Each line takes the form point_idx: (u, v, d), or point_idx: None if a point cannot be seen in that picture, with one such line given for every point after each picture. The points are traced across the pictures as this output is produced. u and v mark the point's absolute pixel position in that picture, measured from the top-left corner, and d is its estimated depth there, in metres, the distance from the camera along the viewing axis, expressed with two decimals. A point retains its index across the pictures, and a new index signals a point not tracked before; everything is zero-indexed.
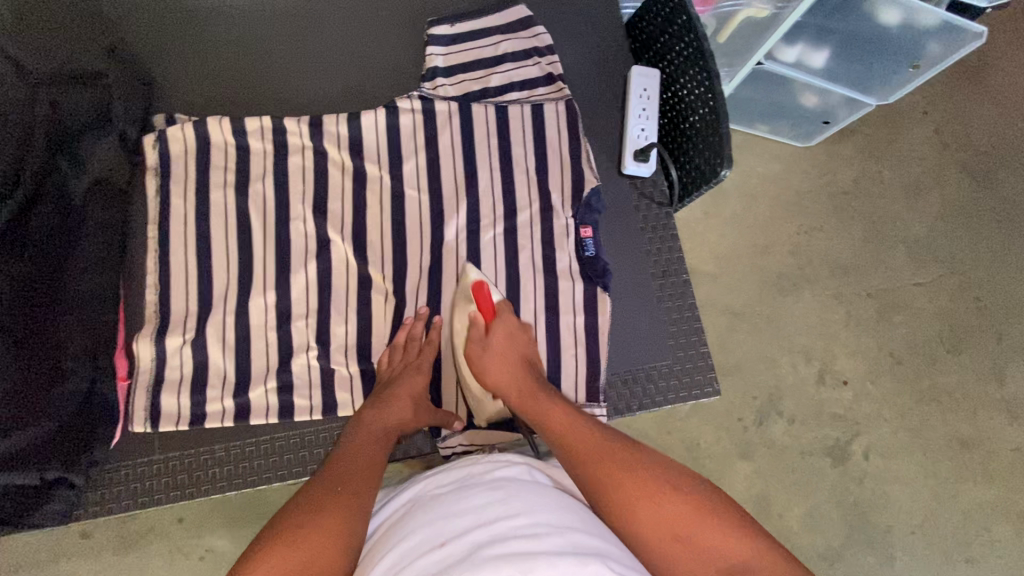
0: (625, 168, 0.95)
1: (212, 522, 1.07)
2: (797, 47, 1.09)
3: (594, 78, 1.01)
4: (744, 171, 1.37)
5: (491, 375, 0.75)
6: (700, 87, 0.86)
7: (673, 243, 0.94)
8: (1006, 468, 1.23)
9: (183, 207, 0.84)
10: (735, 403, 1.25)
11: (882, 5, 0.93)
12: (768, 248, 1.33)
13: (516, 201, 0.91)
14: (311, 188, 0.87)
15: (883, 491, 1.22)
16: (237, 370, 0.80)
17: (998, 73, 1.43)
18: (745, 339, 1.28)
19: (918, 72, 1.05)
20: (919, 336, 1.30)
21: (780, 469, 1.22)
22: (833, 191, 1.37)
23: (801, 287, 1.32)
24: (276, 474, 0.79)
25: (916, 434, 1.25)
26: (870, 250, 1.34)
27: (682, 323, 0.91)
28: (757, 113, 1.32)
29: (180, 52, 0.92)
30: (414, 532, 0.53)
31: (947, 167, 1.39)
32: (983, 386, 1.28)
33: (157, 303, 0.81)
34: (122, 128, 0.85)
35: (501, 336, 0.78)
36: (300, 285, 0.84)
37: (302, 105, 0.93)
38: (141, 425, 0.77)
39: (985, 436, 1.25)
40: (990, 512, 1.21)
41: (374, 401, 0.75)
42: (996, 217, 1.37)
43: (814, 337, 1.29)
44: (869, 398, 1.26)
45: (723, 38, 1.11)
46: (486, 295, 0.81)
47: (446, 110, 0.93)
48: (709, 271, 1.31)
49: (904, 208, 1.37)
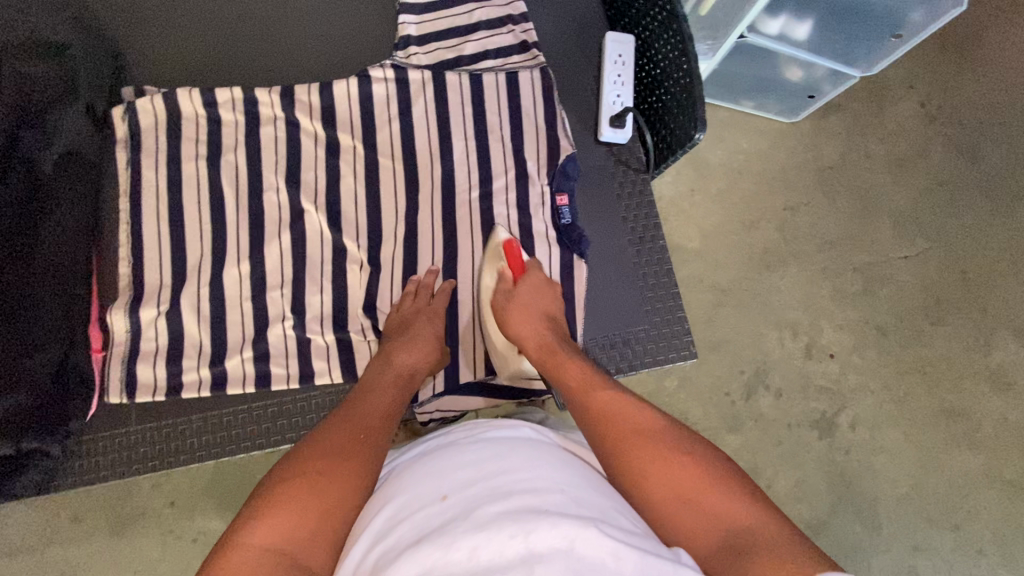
0: (601, 135, 0.94)
1: (204, 502, 1.08)
2: (780, 18, 1.08)
3: (570, 44, 1.00)
4: (729, 147, 1.37)
5: (514, 324, 0.78)
6: (674, 51, 0.86)
7: (650, 209, 0.94)
8: (990, 436, 1.25)
9: (155, 180, 0.84)
10: (722, 377, 1.26)
11: None
12: (753, 224, 1.34)
13: (491, 170, 0.91)
14: (285, 159, 0.87)
15: (868, 461, 1.23)
16: (213, 341, 0.80)
17: (984, 45, 1.43)
18: (730, 314, 1.29)
19: (901, 42, 1.05)
20: (903, 308, 1.31)
21: (767, 441, 1.24)
22: (818, 165, 1.37)
23: (787, 261, 1.32)
24: (254, 443, 0.79)
25: (901, 404, 1.26)
26: (856, 224, 1.35)
27: (660, 288, 0.91)
28: (743, 90, 1.32)
29: (151, 22, 0.91)
30: (414, 487, 0.55)
31: (933, 140, 1.39)
32: (967, 356, 1.29)
33: (131, 276, 0.81)
34: (89, 100, 0.84)
35: (528, 290, 0.81)
36: (274, 255, 0.83)
37: (273, 76, 0.92)
38: (118, 396, 0.77)
39: (969, 405, 1.27)
40: (974, 480, 1.23)
41: (396, 342, 0.77)
42: (983, 190, 1.37)
43: (801, 311, 1.30)
44: (854, 370, 1.28)
45: (706, 10, 1.10)
46: (515, 252, 0.84)
47: (420, 79, 0.92)
48: (695, 247, 1.32)
49: (890, 182, 1.37)
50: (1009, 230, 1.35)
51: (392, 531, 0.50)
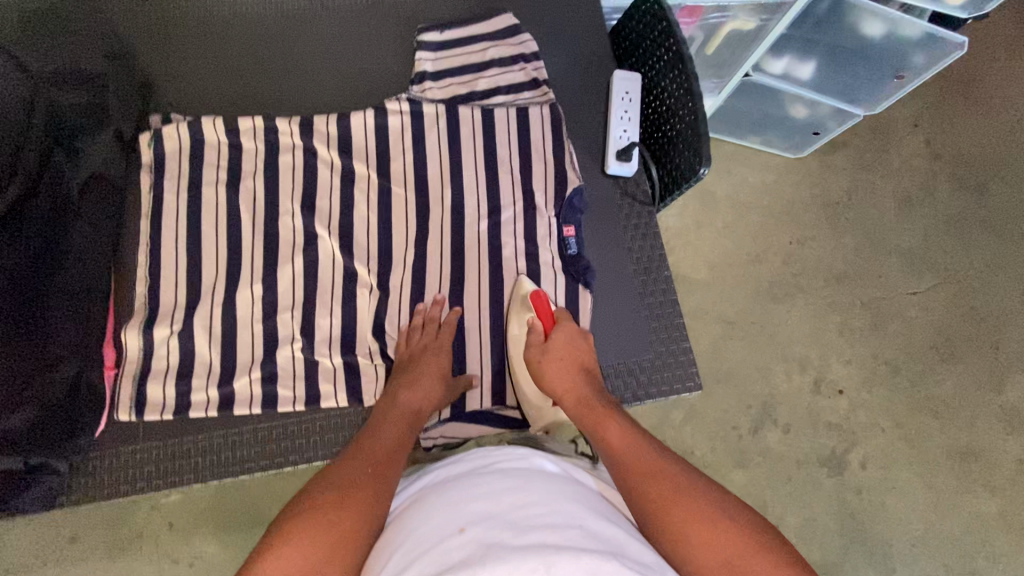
0: (607, 169, 0.97)
1: (202, 524, 1.08)
2: (783, 58, 1.15)
3: (579, 81, 1.03)
4: (736, 182, 1.40)
5: (549, 379, 0.78)
6: (679, 90, 0.90)
7: (655, 241, 0.95)
8: (1009, 480, 1.22)
9: (176, 203, 0.87)
10: (729, 410, 1.25)
11: (864, 19, 1.00)
12: (760, 255, 1.35)
13: (500, 200, 0.93)
14: (301, 185, 0.90)
15: (881, 502, 1.21)
16: (224, 361, 0.81)
17: (986, 85, 1.47)
18: (738, 346, 1.29)
19: (902, 82, 1.11)
20: (915, 345, 1.30)
21: (775, 479, 1.21)
22: (827, 202, 1.39)
23: (794, 293, 1.33)
24: (258, 465, 0.79)
25: (914, 444, 1.24)
26: (864, 257, 1.35)
27: (665, 319, 0.92)
28: (748, 126, 1.37)
29: (181, 56, 0.96)
30: (430, 518, 0.54)
31: (940, 175, 1.41)
32: (982, 395, 1.27)
33: (147, 295, 0.83)
34: (119, 126, 0.87)
35: (561, 341, 0.81)
36: (286, 278, 0.85)
37: (293, 107, 0.96)
38: (127, 413, 0.78)
39: (986, 447, 1.24)
40: (995, 526, 1.19)
41: (401, 380, 0.78)
42: (992, 226, 1.38)
43: (809, 344, 1.29)
44: (865, 408, 1.26)
45: (709, 50, 1.16)
46: (544, 303, 0.85)
47: (434, 112, 0.96)
48: (701, 277, 1.33)
49: (898, 216, 1.38)
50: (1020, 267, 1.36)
51: (408, 565, 0.50)
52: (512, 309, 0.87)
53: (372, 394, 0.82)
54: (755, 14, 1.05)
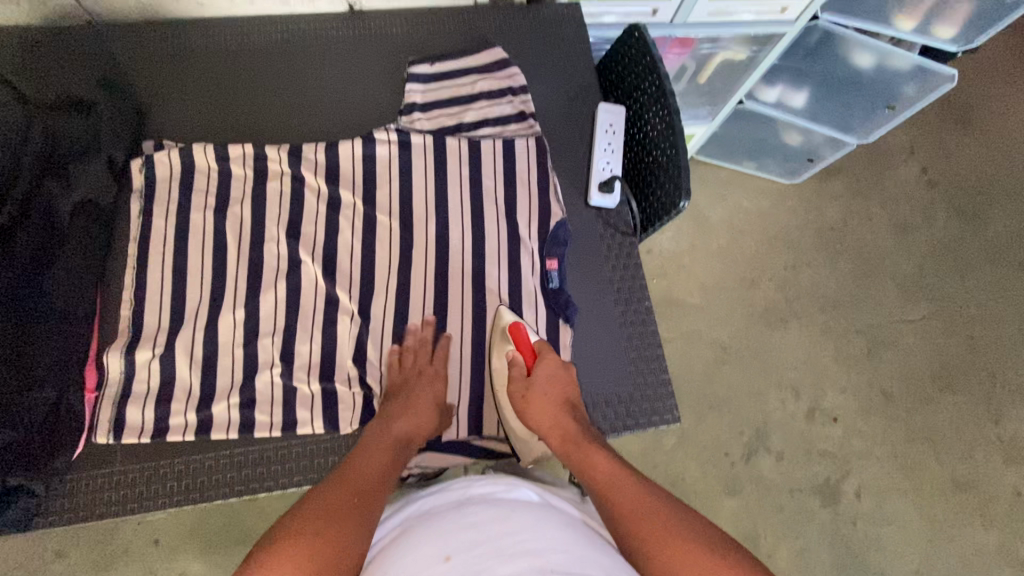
0: (590, 200, 0.98)
1: (186, 545, 1.26)
2: (776, 88, 1.59)
3: (565, 113, 1.05)
4: (721, 250, 1.84)
5: (535, 417, 0.80)
6: (661, 124, 0.92)
7: (636, 272, 0.96)
8: (990, 476, 1.67)
9: (165, 228, 0.88)
10: (722, 440, 1.67)
11: (854, 49, 1.41)
12: (747, 296, 1.80)
13: (483, 229, 0.95)
14: (287, 212, 0.91)
15: (880, 505, 1.63)
16: (203, 385, 0.82)
17: (948, 160, 1.95)
18: (732, 372, 1.73)
19: (893, 112, 1.53)
20: (907, 371, 1.75)
21: (769, 506, 1.62)
22: (826, 263, 1.84)
23: (787, 322, 1.78)
24: (231, 490, 0.80)
25: (916, 458, 1.68)
26: (851, 297, 1.81)
27: (644, 350, 0.93)
28: (746, 153, 1.86)
29: (176, 84, 0.98)
30: (417, 547, 0.57)
31: (923, 232, 1.88)
32: (972, 413, 1.72)
33: (131, 318, 0.84)
34: (110, 153, 0.89)
35: (544, 376, 0.83)
36: (268, 304, 0.86)
37: (282, 135, 0.98)
38: (104, 436, 0.78)
39: (973, 453, 1.69)
40: (966, 514, 1.63)
41: (395, 406, 0.79)
42: (982, 281, 1.85)
43: (801, 373, 1.74)
44: (862, 432, 1.69)
45: (705, 75, 1.54)
46: (523, 334, 0.86)
47: (421, 142, 0.98)
48: (696, 302, 1.79)
49: (892, 271, 1.84)
50: (1002, 309, 1.82)
51: None
52: (494, 340, 0.89)
53: (348, 421, 0.82)
54: (745, 46, 1.43)
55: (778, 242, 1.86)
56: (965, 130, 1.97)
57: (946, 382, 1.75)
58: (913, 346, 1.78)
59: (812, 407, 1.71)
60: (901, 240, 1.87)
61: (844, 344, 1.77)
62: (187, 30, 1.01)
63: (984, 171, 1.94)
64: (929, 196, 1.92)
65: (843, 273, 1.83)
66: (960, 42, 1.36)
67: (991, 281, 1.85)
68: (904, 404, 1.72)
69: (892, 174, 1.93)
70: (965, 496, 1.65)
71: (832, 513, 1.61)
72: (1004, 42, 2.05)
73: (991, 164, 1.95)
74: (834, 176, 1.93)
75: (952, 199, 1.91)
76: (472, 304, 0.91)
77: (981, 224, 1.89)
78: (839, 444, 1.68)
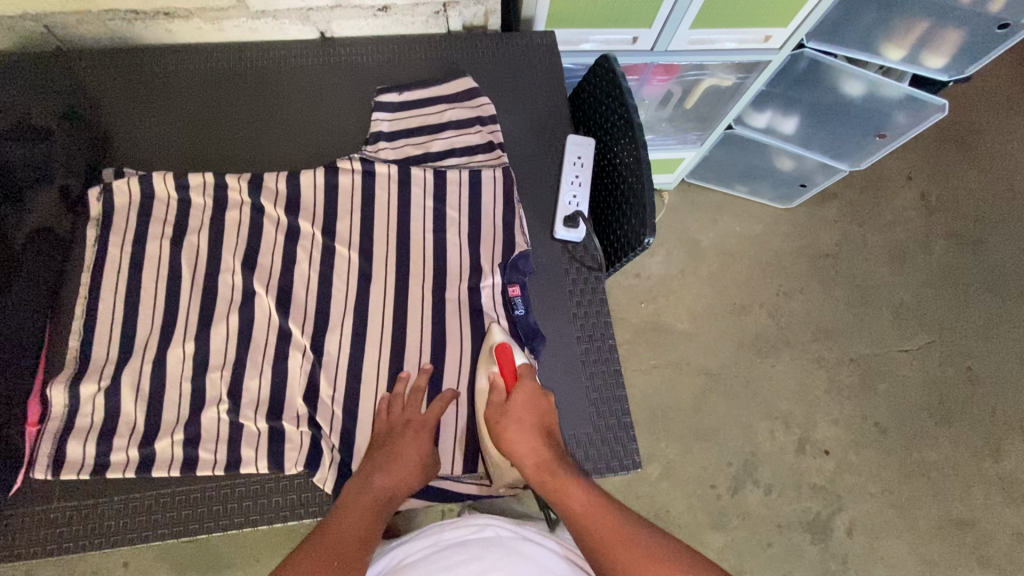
0: (555, 233, 0.96)
1: (156, 565, 1.36)
2: (766, 113, 1.56)
3: (533, 144, 1.03)
4: (711, 275, 1.81)
5: (511, 445, 0.78)
6: (629, 158, 0.91)
7: (602, 307, 0.94)
8: (989, 515, 1.61)
9: (119, 257, 0.87)
10: (708, 472, 1.62)
11: (841, 80, 1.37)
12: (737, 322, 1.76)
13: (445, 261, 0.93)
14: (245, 242, 0.90)
15: (872, 544, 1.57)
16: (148, 420, 0.80)
17: (948, 186, 1.91)
18: (719, 403, 1.68)
19: (885, 140, 1.47)
20: (902, 404, 1.70)
21: (758, 543, 1.56)
22: (820, 290, 1.80)
23: (778, 351, 1.74)
24: (171, 530, 0.78)
25: (911, 494, 1.62)
26: (844, 326, 1.77)
27: (607, 389, 0.90)
28: (737, 178, 1.82)
29: (142, 112, 0.98)
30: None
31: (920, 259, 1.84)
32: (970, 448, 1.66)
33: (78, 349, 0.82)
34: (64, 182, 0.88)
35: (520, 401, 0.81)
36: (220, 337, 0.85)
37: (245, 163, 0.97)
38: (43, 471, 0.77)
39: (972, 490, 1.62)
40: (965, 555, 1.57)
41: (378, 464, 0.78)
42: (983, 310, 1.79)
43: (791, 404, 1.69)
44: (853, 466, 1.64)
45: (692, 100, 1.51)
46: (509, 356, 0.84)
47: (385, 173, 0.96)
48: (684, 328, 1.75)
49: (888, 298, 1.80)
50: (1003, 339, 1.76)
51: None
52: (478, 361, 0.87)
53: (294, 462, 0.80)
54: (732, 73, 1.40)
55: (769, 268, 1.82)
56: (965, 156, 1.93)
57: (943, 415, 1.69)
58: (908, 377, 1.72)
59: (802, 439, 1.66)
60: (898, 267, 1.83)
61: (837, 374, 1.72)
62: (157, 57, 1.02)
63: (984, 198, 1.90)
64: (927, 223, 1.87)
65: (836, 300, 1.79)
66: (953, 71, 1.28)
67: (991, 312, 1.79)
68: (898, 438, 1.67)
69: (888, 199, 1.89)
70: (962, 536, 1.58)
71: (820, 551, 1.56)
72: (1006, 66, 2.01)
73: (992, 191, 1.90)
74: (829, 202, 1.89)
75: (951, 227, 1.87)
76: (430, 339, 0.88)
77: (981, 252, 1.85)
78: (830, 479, 1.62)
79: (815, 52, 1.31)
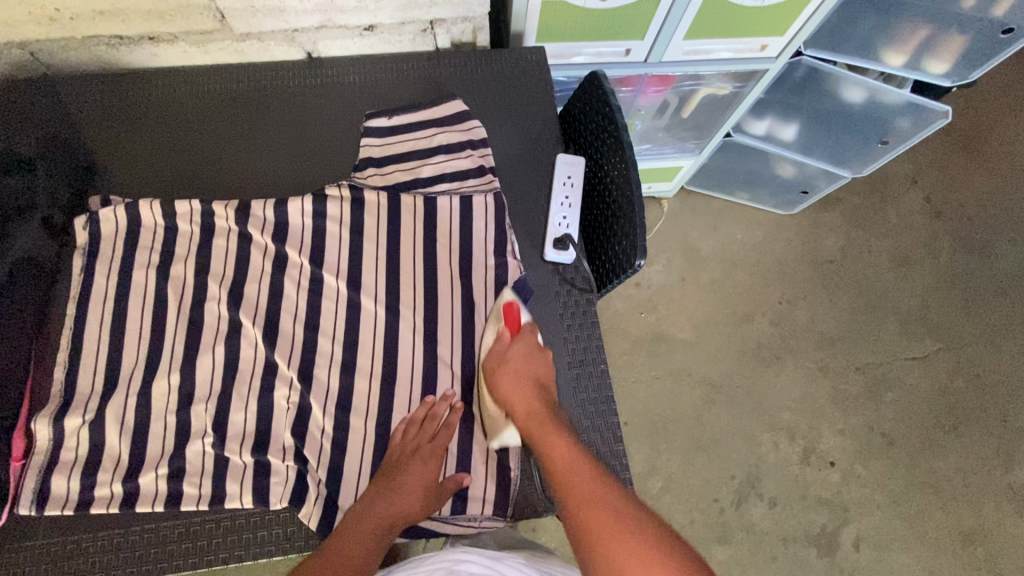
0: (545, 255, 0.94)
1: None
2: (764, 121, 1.53)
3: (524, 165, 1.01)
4: (712, 283, 1.78)
5: (505, 389, 0.81)
6: (618, 177, 0.89)
7: (593, 330, 0.92)
8: (999, 528, 1.57)
9: (104, 286, 0.86)
10: (711, 485, 1.59)
11: (842, 88, 1.33)
12: (738, 333, 1.73)
13: (435, 288, 0.91)
14: (231, 270, 0.89)
15: (880, 556, 1.54)
16: (133, 454, 0.79)
17: (953, 190, 1.87)
18: (722, 415, 1.65)
19: (888, 146, 1.44)
20: (909, 414, 1.66)
21: (762, 556, 1.53)
22: (823, 298, 1.77)
23: (781, 362, 1.71)
24: (156, 566, 0.77)
25: (919, 506, 1.58)
26: (849, 335, 1.73)
27: (599, 416, 0.88)
28: (737, 185, 1.80)
29: (129, 139, 0.98)
30: None
31: (926, 265, 1.80)
32: (979, 458, 1.62)
33: (63, 380, 0.81)
34: (47, 213, 0.88)
35: (520, 353, 0.84)
36: (206, 368, 0.83)
37: (233, 189, 0.96)
38: (27, 507, 0.76)
39: (981, 502, 1.59)
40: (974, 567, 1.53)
41: (388, 483, 0.78)
42: (991, 316, 1.75)
43: (795, 416, 1.66)
44: (859, 477, 1.61)
45: (688, 109, 1.48)
46: (515, 313, 0.88)
47: (375, 200, 0.95)
48: (685, 338, 1.72)
49: (893, 306, 1.76)
50: (1012, 346, 1.72)
51: None
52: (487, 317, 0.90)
53: (279, 496, 0.78)
54: (729, 82, 1.38)
55: (771, 276, 1.79)
56: (970, 160, 1.89)
57: (952, 425, 1.65)
58: (915, 386, 1.69)
59: (807, 450, 1.63)
60: (903, 273, 1.79)
61: (842, 385, 1.69)
62: (144, 81, 1.01)
63: (991, 202, 1.86)
64: (933, 228, 1.83)
65: (840, 307, 1.76)
66: (955, 77, 1.24)
67: (999, 318, 1.75)
68: (906, 448, 1.63)
69: (893, 204, 1.86)
70: (971, 549, 1.55)
71: (826, 565, 1.52)
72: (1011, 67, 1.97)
73: (999, 194, 1.86)
74: (832, 208, 1.86)
75: (957, 231, 1.83)
76: (419, 369, 0.87)
77: (988, 257, 1.81)
78: (836, 491, 1.59)
79: (813, 60, 1.27)
